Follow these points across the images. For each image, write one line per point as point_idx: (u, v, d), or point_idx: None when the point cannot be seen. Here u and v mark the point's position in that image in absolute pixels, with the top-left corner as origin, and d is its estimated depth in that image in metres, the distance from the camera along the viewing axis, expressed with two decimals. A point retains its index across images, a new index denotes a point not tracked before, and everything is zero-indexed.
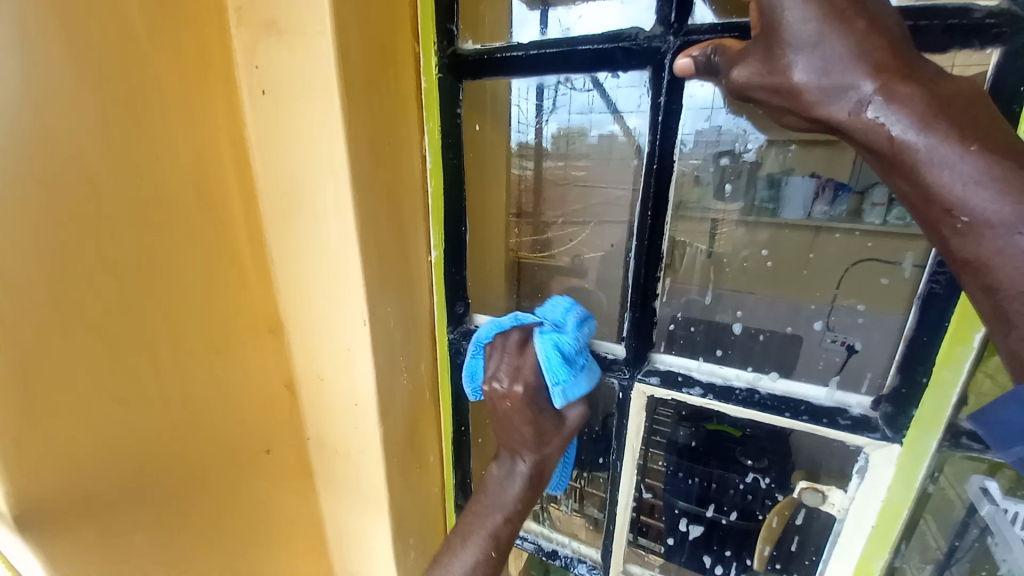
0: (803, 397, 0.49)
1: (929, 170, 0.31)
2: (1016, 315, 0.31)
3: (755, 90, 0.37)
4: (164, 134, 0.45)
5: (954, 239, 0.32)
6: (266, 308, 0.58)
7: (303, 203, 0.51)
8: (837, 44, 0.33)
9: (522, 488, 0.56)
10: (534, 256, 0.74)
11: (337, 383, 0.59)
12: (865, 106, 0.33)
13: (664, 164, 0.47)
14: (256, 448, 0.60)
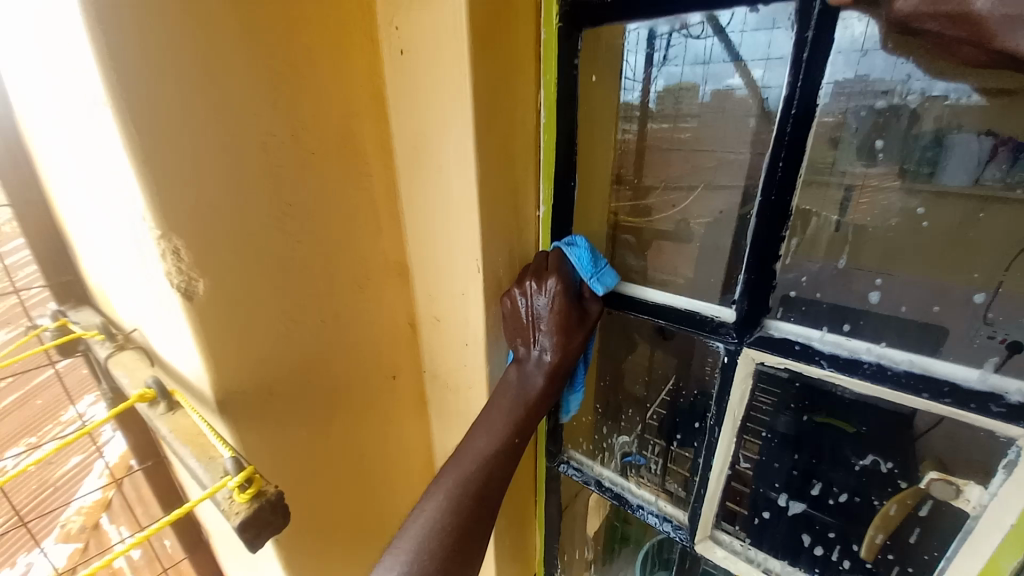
0: (948, 377, 0.44)
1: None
2: None
3: (926, 20, 0.35)
4: (321, 94, 0.52)
5: None
6: (395, 253, 0.65)
7: (430, 156, 0.56)
8: None
9: (541, 379, 0.60)
10: (634, 220, 0.69)
11: (451, 324, 0.66)
12: None
13: (802, 111, 0.44)
14: (384, 375, 0.70)
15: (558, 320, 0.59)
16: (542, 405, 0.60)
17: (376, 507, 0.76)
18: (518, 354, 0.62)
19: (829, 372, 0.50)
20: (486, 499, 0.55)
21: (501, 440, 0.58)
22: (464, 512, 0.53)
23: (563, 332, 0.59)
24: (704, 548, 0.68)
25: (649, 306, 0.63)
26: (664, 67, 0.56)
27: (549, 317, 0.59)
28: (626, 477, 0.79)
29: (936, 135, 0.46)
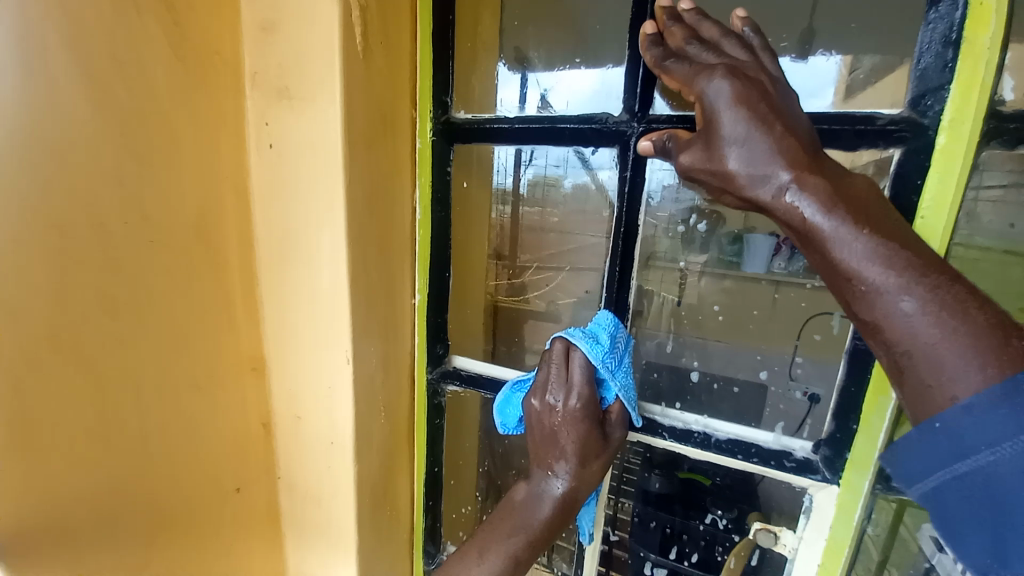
0: (754, 440, 0.53)
1: (842, 242, 0.35)
2: (909, 370, 0.33)
3: (700, 172, 0.43)
4: (172, 183, 0.48)
5: (856, 304, 0.35)
6: (251, 347, 0.59)
7: (298, 249, 0.55)
8: (762, 142, 0.39)
9: (552, 509, 0.53)
10: (511, 300, 0.76)
11: (315, 422, 0.60)
12: (784, 191, 0.38)
13: (630, 227, 0.54)
14: (227, 490, 0.59)
15: (586, 417, 0.51)
16: (571, 508, 0.54)
17: None
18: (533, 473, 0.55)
19: (669, 442, 0.57)
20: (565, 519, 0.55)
21: (513, 551, 0.53)
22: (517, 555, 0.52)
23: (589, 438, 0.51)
24: None
25: None
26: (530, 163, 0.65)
27: (573, 418, 0.51)
28: None
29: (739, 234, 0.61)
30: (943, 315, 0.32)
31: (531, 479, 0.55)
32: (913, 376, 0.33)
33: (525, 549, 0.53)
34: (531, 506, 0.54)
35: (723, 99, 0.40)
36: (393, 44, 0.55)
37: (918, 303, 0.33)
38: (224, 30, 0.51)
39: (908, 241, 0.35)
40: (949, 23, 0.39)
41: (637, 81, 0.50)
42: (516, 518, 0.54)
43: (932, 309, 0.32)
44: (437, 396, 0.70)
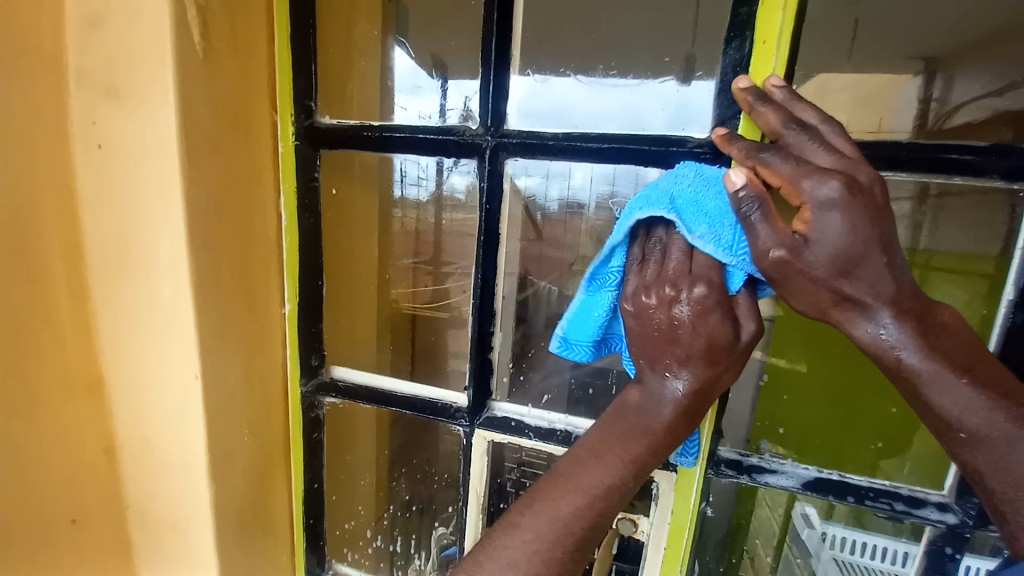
0: None
1: (895, 266, 0.37)
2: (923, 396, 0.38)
3: (830, 215, 0.36)
4: None
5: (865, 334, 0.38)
6: (83, 366, 0.53)
7: (136, 258, 0.51)
8: (866, 189, 0.36)
9: (672, 413, 0.42)
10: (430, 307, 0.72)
11: (164, 444, 0.56)
12: (867, 239, 0.36)
13: (489, 236, 0.56)
14: (56, 529, 0.52)
15: (712, 341, 0.40)
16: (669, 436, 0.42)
17: None
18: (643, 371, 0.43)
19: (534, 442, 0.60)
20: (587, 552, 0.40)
21: (636, 456, 0.41)
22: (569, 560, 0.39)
23: (717, 354, 0.41)
24: None
25: (401, 397, 0.65)
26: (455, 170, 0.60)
27: (694, 304, 0.40)
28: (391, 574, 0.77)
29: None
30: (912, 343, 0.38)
31: (646, 379, 0.43)
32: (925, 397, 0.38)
33: (650, 452, 0.42)
34: (650, 406, 0.42)
35: (829, 136, 0.38)
36: (244, 46, 0.53)
37: (930, 334, 0.37)
38: (42, 21, 0.46)
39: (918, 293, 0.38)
40: (737, 60, 0.45)
41: (488, 97, 0.52)
42: (635, 422, 0.42)
43: (932, 342, 0.37)
44: (314, 410, 0.68)
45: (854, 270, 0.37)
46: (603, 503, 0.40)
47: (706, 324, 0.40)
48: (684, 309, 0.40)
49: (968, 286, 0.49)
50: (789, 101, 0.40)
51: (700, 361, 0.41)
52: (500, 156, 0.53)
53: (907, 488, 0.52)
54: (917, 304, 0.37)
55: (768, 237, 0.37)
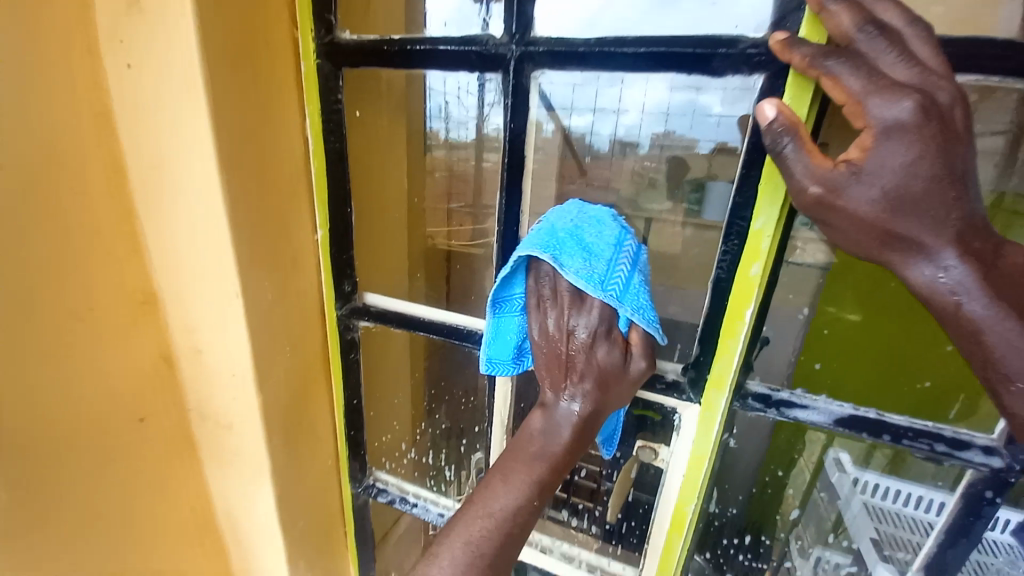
0: None
1: (966, 203, 0.34)
2: (976, 344, 0.35)
3: (891, 145, 0.34)
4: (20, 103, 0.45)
5: (912, 273, 0.36)
6: (136, 280, 0.58)
7: (171, 178, 0.53)
8: (942, 110, 0.33)
9: (569, 433, 0.49)
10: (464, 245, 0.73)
11: (214, 355, 0.61)
12: (932, 172, 0.33)
13: (514, 158, 0.54)
14: (129, 420, 0.60)
15: (606, 369, 0.48)
16: (586, 436, 0.50)
17: None
18: (546, 399, 0.51)
19: None
20: (528, 526, 0.48)
21: (536, 479, 0.48)
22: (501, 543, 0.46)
23: (608, 383, 0.48)
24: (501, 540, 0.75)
25: (429, 323, 0.67)
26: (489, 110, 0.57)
27: (596, 366, 0.48)
28: (423, 485, 0.84)
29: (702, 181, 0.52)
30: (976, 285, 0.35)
31: (548, 404, 0.50)
32: (977, 344, 0.35)
33: (548, 474, 0.48)
34: (548, 438, 0.49)
35: (910, 45, 0.34)
36: None
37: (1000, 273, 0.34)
38: None
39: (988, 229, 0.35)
40: None
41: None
42: (536, 446, 0.49)
43: (998, 283, 0.34)
44: (350, 332, 0.71)
45: (917, 205, 0.34)
46: (516, 523, 0.47)
47: (602, 359, 0.48)
48: (579, 340, 0.48)
49: None
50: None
51: (602, 394, 0.48)
52: (524, 68, 0.50)
53: (952, 430, 0.49)
54: (986, 243, 0.35)
55: (803, 170, 0.37)
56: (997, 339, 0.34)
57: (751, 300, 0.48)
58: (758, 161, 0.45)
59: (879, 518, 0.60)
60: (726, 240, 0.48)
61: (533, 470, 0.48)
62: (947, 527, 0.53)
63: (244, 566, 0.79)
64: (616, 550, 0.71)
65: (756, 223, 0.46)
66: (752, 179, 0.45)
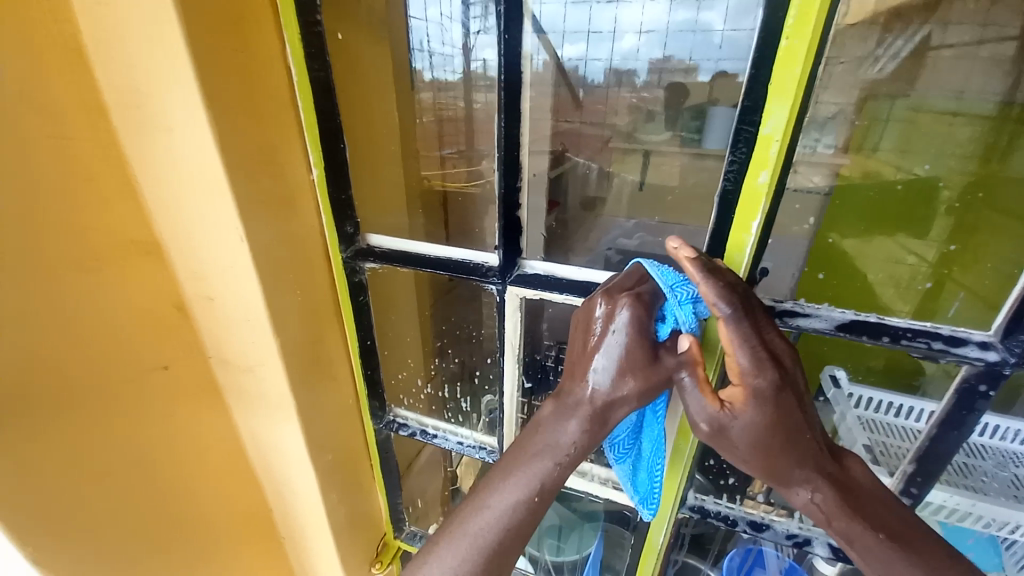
0: None
1: (813, 432, 0.47)
2: (848, 537, 0.45)
3: (752, 396, 0.45)
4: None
5: (791, 495, 0.47)
6: (139, 229, 0.58)
7: (157, 115, 0.51)
8: (783, 363, 0.45)
9: (581, 425, 0.50)
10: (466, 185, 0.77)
11: (227, 302, 0.62)
12: (761, 409, 0.45)
13: (512, 73, 0.51)
14: (154, 366, 0.62)
15: (632, 360, 0.49)
16: (602, 427, 0.50)
17: (180, 515, 0.70)
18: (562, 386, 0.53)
19: (564, 295, 0.61)
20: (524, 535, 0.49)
21: (540, 471, 0.50)
22: (493, 540, 0.48)
23: (635, 371, 0.49)
24: None
25: (433, 260, 0.67)
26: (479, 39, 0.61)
27: (620, 338, 0.49)
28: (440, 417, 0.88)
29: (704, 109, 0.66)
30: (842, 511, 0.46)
31: (563, 394, 0.53)
32: (854, 536, 0.45)
33: (548, 476, 0.50)
34: (557, 425, 0.51)
35: (764, 336, 0.45)
36: None
37: (851, 501, 0.45)
38: None
39: (806, 451, 0.46)
40: None
41: None
42: (541, 435, 0.51)
43: (857, 510, 0.45)
44: (356, 274, 0.72)
45: (778, 457, 0.46)
46: (506, 531, 0.48)
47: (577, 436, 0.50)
48: (612, 326, 0.49)
49: None
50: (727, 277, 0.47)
51: (642, 398, 0.50)
52: None
53: (949, 329, 0.51)
54: (835, 467, 0.47)
55: (700, 412, 0.47)
56: (844, 528, 0.45)
57: (757, 211, 0.48)
58: (767, 59, 0.43)
59: (871, 430, 0.69)
60: (732, 149, 0.47)
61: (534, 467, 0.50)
62: (940, 420, 0.55)
63: (279, 498, 0.85)
64: None
65: (766, 127, 0.44)
66: (762, 79, 0.43)
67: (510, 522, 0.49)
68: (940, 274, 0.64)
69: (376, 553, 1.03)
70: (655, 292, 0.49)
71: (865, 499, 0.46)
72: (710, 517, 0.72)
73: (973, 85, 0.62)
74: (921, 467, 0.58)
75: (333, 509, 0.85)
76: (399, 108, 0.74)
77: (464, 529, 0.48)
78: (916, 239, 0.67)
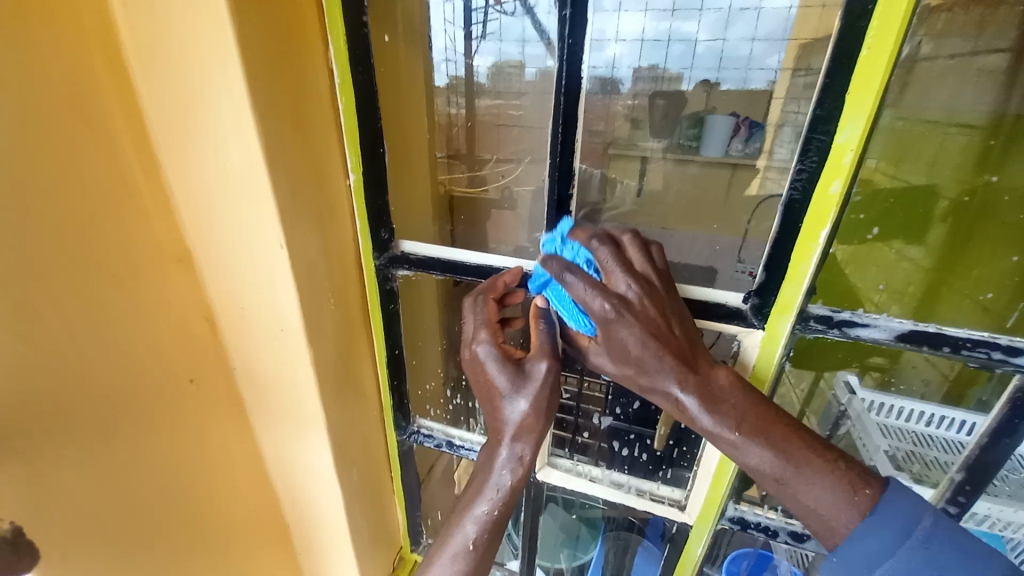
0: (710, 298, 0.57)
1: (676, 314, 0.50)
2: (730, 453, 0.49)
3: (617, 333, 0.49)
4: (29, 32, 0.40)
5: (676, 412, 0.50)
6: (171, 236, 0.55)
7: (197, 117, 0.48)
8: (623, 276, 0.50)
9: (523, 421, 0.56)
10: (471, 190, 0.78)
11: (259, 313, 0.59)
12: (618, 337, 0.49)
13: (571, 81, 0.50)
14: (181, 380, 0.59)
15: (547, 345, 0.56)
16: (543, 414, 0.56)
17: (203, 537, 0.66)
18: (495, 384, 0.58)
19: None
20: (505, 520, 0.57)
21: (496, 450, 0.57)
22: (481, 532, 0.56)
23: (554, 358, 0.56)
24: (545, 473, 0.81)
25: (473, 268, 0.65)
26: (482, 46, 0.69)
27: (546, 333, 0.57)
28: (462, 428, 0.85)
29: (701, 117, 0.81)
30: (721, 423, 0.48)
31: (478, 384, 0.59)
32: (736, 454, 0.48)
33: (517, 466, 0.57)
34: (494, 417, 0.58)
35: (581, 284, 0.49)
36: None
37: (712, 405, 0.48)
38: None
39: (667, 330, 0.49)
40: None
41: None
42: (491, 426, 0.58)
43: (716, 407, 0.48)
44: (388, 283, 0.69)
45: (643, 358, 0.49)
46: (481, 534, 0.56)
47: (527, 415, 0.55)
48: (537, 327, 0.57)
49: None
50: (611, 279, 0.51)
51: (554, 371, 0.56)
52: None
53: (1008, 338, 0.50)
54: (699, 368, 0.49)
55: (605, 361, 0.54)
56: (747, 436, 0.47)
57: (827, 219, 0.47)
58: (843, 69, 0.42)
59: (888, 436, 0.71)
60: (800, 158, 0.46)
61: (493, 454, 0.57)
62: (991, 429, 0.55)
63: (299, 516, 0.81)
64: (666, 474, 0.75)
65: (841, 136, 0.44)
66: (836, 89, 0.43)
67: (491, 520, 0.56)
68: (933, 280, 0.63)
69: (394, 569, 0.99)
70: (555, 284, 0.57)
71: (729, 402, 0.48)
72: (750, 527, 0.70)
73: (962, 100, 0.60)
74: (972, 476, 0.58)
75: (357, 526, 0.81)
76: (427, 111, 0.71)
77: (455, 538, 0.56)
78: (908, 246, 0.64)
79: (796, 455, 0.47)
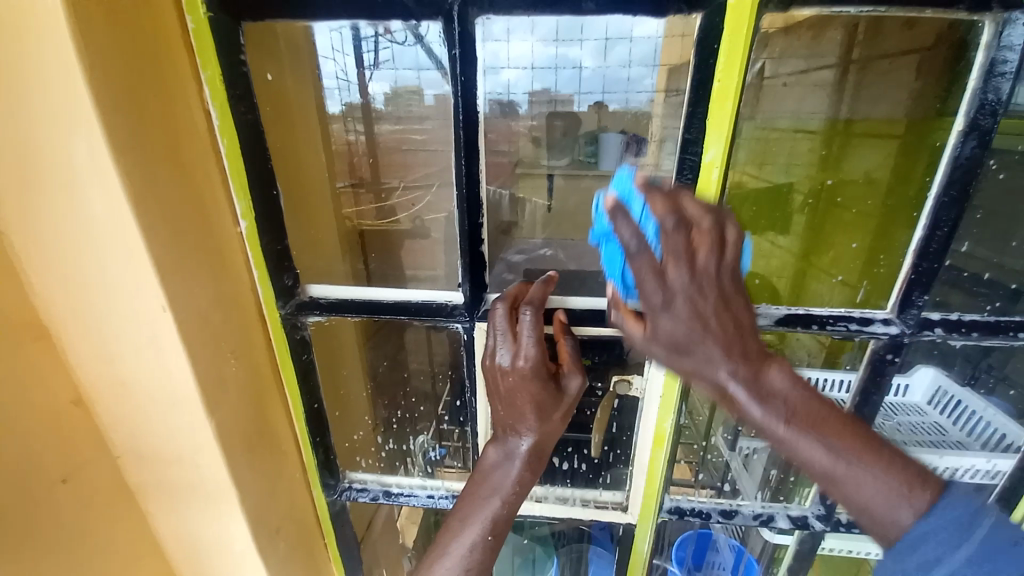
0: None
1: (706, 276, 0.46)
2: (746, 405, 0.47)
3: (668, 297, 0.46)
4: None
5: (728, 402, 0.48)
6: (20, 312, 0.46)
7: (44, 170, 0.42)
8: (679, 226, 0.45)
9: (519, 464, 0.60)
10: (378, 223, 0.78)
11: (144, 387, 0.51)
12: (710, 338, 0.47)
13: (469, 115, 0.51)
14: (49, 483, 0.49)
15: (541, 401, 0.57)
16: (542, 455, 0.61)
17: None
18: (504, 433, 0.61)
19: None
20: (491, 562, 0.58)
21: (492, 513, 0.58)
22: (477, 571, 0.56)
23: (547, 410, 0.58)
24: None
25: (389, 305, 0.62)
26: (375, 72, 0.66)
27: (531, 399, 0.57)
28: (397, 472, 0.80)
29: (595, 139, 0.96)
30: (751, 397, 0.47)
31: (500, 439, 0.61)
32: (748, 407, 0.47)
33: (502, 509, 0.59)
34: (501, 470, 0.60)
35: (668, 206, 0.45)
36: None
37: (761, 394, 0.46)
38: None
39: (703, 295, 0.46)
40: None
41: None
42: (490, 480, 0.60)
43: (764, 400, 0.46)
44: (300, 330, 0.64)
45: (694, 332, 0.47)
46: (472, 563, 0.56)
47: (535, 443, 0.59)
48: (513, 375, 0.56)
49: (883, 146, 0.69)
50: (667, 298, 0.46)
51: (561, 413, 0.59)
52: (469, 13, 0.47)
53: (859, 312, 0.60)
54: (753, 359, 0.47)
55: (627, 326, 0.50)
56: (809, 439, 0.46)
57: None
58: (703, 97, 0.48)
59: None
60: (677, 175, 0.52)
61: (487, 506, 0.58)
62: (860, 387, 0.65)
63: None
64: (605, 479, 0.78)
65: (707, 155, 0.50)
66: (699, 114, 0.49)
67: (479, 561, 0.56)
68: (802, 261, 0.77)
69: None
70: (535, 337, 0.55)
71: (779, 399, 0.46)
72: (686, 514, 0.74)
73: (805, 109, 0.71)
74: None
75: None
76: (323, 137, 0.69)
77: None
78: (783, 235, 0.78)
79: (853, 449, 0.45)
